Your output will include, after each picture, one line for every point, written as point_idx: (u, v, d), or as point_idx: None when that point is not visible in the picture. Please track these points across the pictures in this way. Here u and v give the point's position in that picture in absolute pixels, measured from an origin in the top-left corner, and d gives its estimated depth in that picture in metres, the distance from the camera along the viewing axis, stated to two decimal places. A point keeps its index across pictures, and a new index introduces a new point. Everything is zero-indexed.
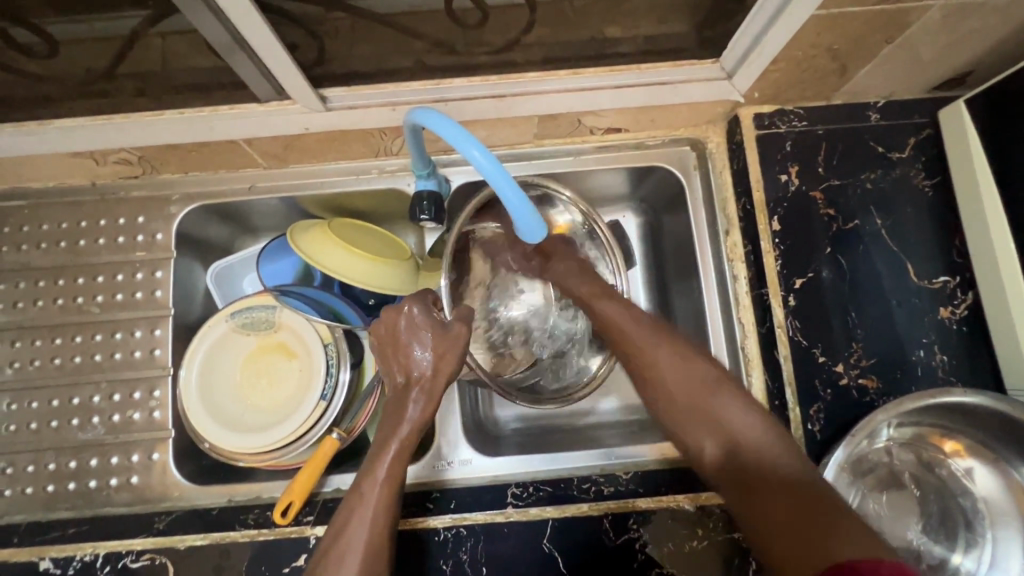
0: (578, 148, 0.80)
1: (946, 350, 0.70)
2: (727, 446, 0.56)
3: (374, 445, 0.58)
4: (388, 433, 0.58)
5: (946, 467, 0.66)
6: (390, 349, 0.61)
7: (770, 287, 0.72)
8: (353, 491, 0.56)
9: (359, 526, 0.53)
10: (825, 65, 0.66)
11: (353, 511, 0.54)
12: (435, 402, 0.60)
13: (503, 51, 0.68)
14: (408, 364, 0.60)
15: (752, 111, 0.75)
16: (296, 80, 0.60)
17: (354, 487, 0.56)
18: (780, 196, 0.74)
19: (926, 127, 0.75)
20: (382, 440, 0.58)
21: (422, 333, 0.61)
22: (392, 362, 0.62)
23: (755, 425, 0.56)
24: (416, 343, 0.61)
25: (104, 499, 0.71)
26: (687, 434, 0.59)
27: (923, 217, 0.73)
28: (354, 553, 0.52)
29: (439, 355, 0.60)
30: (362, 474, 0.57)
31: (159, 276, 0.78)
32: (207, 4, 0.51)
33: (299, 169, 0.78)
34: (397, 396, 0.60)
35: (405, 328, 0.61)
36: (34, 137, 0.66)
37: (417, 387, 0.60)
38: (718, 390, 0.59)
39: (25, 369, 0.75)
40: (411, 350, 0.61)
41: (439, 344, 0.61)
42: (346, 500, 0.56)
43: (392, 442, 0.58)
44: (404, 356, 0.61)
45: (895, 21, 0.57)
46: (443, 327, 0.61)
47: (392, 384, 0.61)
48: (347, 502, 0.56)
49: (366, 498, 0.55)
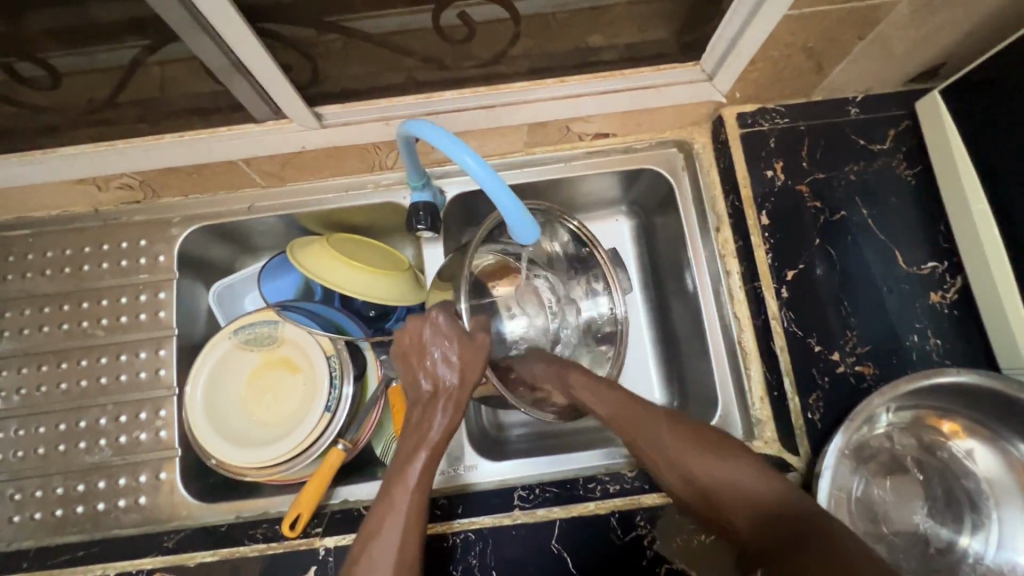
0: (568, 155, 0.82)
1: (940, 334, 0.71)
2: (767, 517, 0.50)
3: (401, 454, 0.57)
4: (415, 442, 0.57)
5: (947, 449, 0.67)
6: (414, 356, 0.61)
7: (762, 280, 0.73)
8: (381, 500, 0.54)
9: (392, 532, 0.52)
10: (802, 64, 0.68)
11: (383, 519, 0.53)
12: (461, 410, 0.59)
13: (491, 63, 0.70)
14: (434, 372, 0.59)
15: (734, 110, 0.77)
16: (293, 100, 0.62)
17: (383, 495, 0.55)
18: (767, 191, 0.76)
19: (904, 119, 0.77)
20: (409, 449, 0.57)
21: (447, 339, 0.60)
22: (415, 372, 0.60)
23: (780, 487, 0.51)
24: (441, 349, 0.60)
25: (113, 521, 0.71)
26: (717, 515, 0.53)
27: (907, 204, 0.75)
28: (389, 560, 0.50)
29: (465, 362, 0.60)
30: (390, 483, 0.55)
31: (162, 297, 0.79)
32: (206, 30, 0.53)
33: (296, 187, 0.80)
34: (422, 404, 0.59)
35: (430, 334, 0.60)
36: (38, 167, 0.68)
37: (444, 395, 0.59)
38: (733, 454, 0.54)
39: (31, 395, 0.76)
40: (437, 356, 0.60)
41: (464, 352, 0.60)
42: (375, 509, 0.54)
43: (421, 450, 0.56)
44: (429, 363, 0.60)
45: (866, 17, 0.60)
46: (467, 336, 0.61)
47: (416, 394, 0.60)
48: (374, 511, 0.54)
49: (396, 506, 0.54)
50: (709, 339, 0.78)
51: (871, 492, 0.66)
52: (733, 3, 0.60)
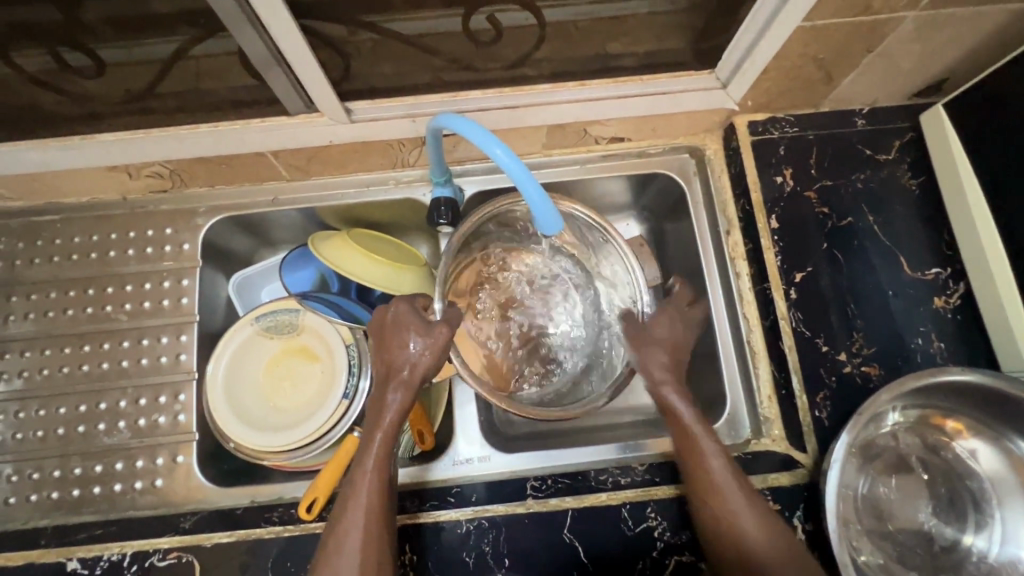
0: (584, 158, 0.85)
1: (943, 337, 0.73)
2: None
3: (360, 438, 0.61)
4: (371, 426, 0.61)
5: (951, 449, 0.68)
6: (377, 341, 0.63)
7: (771, 282, 0.75)
8: (347, 485, 0.59)
9: (354, 516, 0.57)
10: (812, 74, 0.71)
11: (348, 501, 0.58)
12: (411, 392, 0.61)
13: (514, 66, 0.73)
14: (391, 359, 0.62)
15: (746, 119, 0.80)
16: (326, 94, 0.65)
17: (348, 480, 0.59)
18: (777, 196, 0.78)
19: (909, 131, 0.80)
20: (366, 434, 0.61)
21: (407, 328, 0.62)
22: (378, 356, 0.63)
23: None
24: (402, 337, 0.62)
25: (129, 503, 0.72)
26: None
27: (912, 212, 0.77)
28: (354, 539, 0.56)
29: (421, 351, 0.61)
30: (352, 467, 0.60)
31: (185, 284, 0.81)
32: (253, 23, 0.56)
33: (319, 182, 0.83)
34: (379, 387, 0.62)
35: (391, 321, 0.63)
36: (76, 154, 0.70)
37: (399, 379, 0.61)
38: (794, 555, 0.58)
39: (53, 376, 0.77)
40: (396, 344, 0.62)
41: (424, 339, 0.61)
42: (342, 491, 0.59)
43: (376, 432, 0.60)
44: (388, 351, 0.62)
45: (875, 31, 0.63)
46: (426, 327, 0.62)
47: (377, 376, 0.63)
48: (342, 495, 0.59)
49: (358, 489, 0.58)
50: (719, 340, 0.80)
51: (876, 490, 0.67)
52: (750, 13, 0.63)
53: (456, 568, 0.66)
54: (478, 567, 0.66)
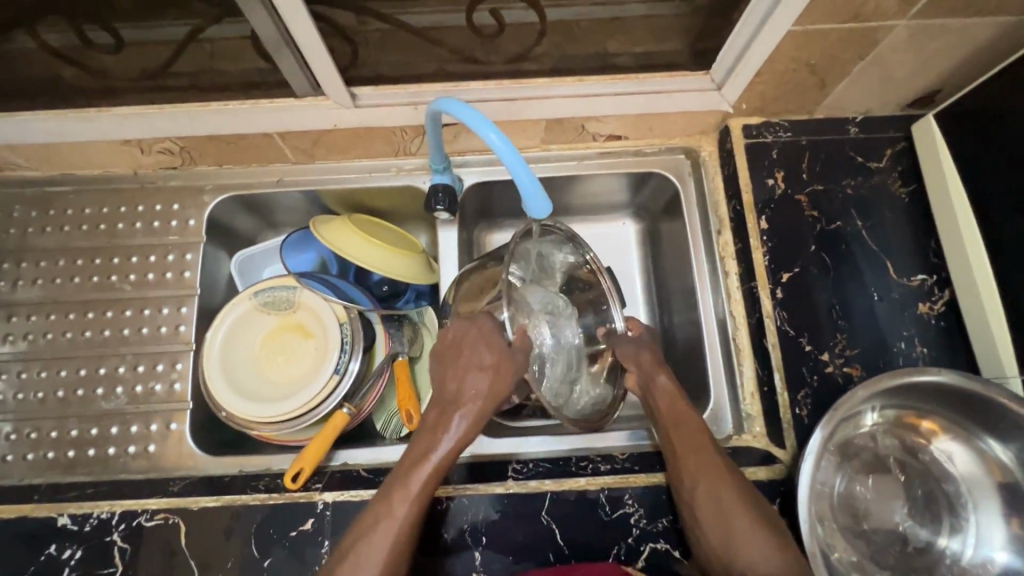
0: (582, 154, 0.87)
1: (926, 343, 0.74)
2: None
3: (411, 456, 0.62)
4: (426, 445, 0.62)
5: (929, 451, 0.69)
6: (451, 354, 0.64)
7: (758, 280, 0.76)
8: (387, 497, 0.60)
9: (387, 530, 0.59)
10: (806, 79, 0.73)
11: (381, 517, 0.59)
12: (475, 419, 0.62)
13: (516, 61, 0.76)
14: (462, 379, 0.63)
15: (741, 122, 0.82)
16: (333, 77, 0.67)
17: (386, 495, 0.60)
18: (768, 198, 0.79)
19: (900, 141, 0.81)
20: (419, 453, 0.62)
21: (483, 349, 0.64)
22: (448, 372, 0.64)
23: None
24: (477, 355, 0.63)
25: (122, 466, 0.74)
26: None
27: (901, 219, 0.79)
28: (378, 551, 0.58)
29: (496, 375, 0.63)
30: (396, 482, 0.61)
31: (189, 258, 0.83)
32: (264, 4, 0.58)
33: (323, 166, 0.85)
34: (442, 407, 0.64)
35: (472, 337, 0.64)
36: (91, 126, 0.73)
37: (467, 405, 0.63)
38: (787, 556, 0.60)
39: (56, 340, 0.79)
40: (470, 362, 0.63)
41: (497, 367, 0.63)
42: (377, 500, 0.61)
43: (430, 455, 0.61)
44: (460, 369, 0.64)
45: (866, 38, 0.65)
46: (506, 350, 0.63)
47: (443, 389, 0.64)
48: (377, 506, 0.60)
49: (396, 505, 0.60)
50: (705, 337, 0.81)
51: (852, 488, 0.68)
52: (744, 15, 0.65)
53: (434, 544, 0.67)
54: (456, 544, 0.67)
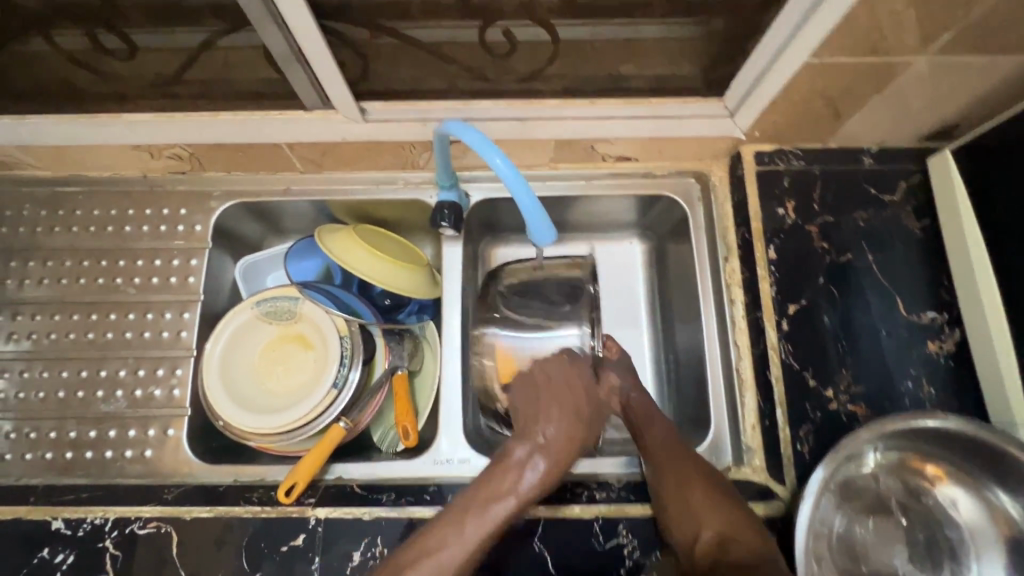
0: (591, 174, 0.87)
1: (934, 383, 0.72)
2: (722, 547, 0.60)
3: (498, 475, 0.64)
4: (517, 473, 0.63)
5: (933, 496, 0.67)
6: (545, 393, 0.70)
7: (764, 311, 0.75)
8: (468, 506, 0.61)
9: (469, 534, 0.59)
10: (820, 109, 0.72)
11: (466, 523, 0.60)
12: (559, 464, 0.65)
13: (527, 80, 0.75)
14: (557, 417, 0.68)
15: (753, 148, 0.81)
16: (343, 92, 0.67)
17: (470, 503, 0.61)
18: (777, 228, 0.78)
19: (915, 174, 0.80)
20: (505, 477, 0.63)
21: (577, 394, 0.71)
22: (538, 415, 0.68)
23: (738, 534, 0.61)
24: (573, 399, 0.70)
25: (118, 470, 0.74)
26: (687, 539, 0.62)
27: (914, 254, 0.77)
28: (459, 554, 0.58)
29: (585, 420, 0.70)
30: (480, 494, 0.62)
31: (193, 264, 0.84)
32: (275, 20, 0.58)
33: (330, 176, 0.85)
34: (532, 437, 0.66)
35: (567, 381, 0.71)
36: (102, 130, 0.73)
37: (557, 440, 0.67)
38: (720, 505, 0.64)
39: (59, 341, 0.80)
40: (563, 403, 0.69)
41: (582, 417, 0.69)
42: (439, 526, 0.60)
43: (520, 480, 0.63)
44: (553, 406, 0.69)
45: (884, 72, 0.64)
46: (595, 401, 0.72)
47: (530, 430, 0.67)
48: (458, 512, 0.61)
49: (479, 513, 0.61)
50: (708, 365, 0.81)
51: (852, 530, 0.67)
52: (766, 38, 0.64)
53: None
54: None
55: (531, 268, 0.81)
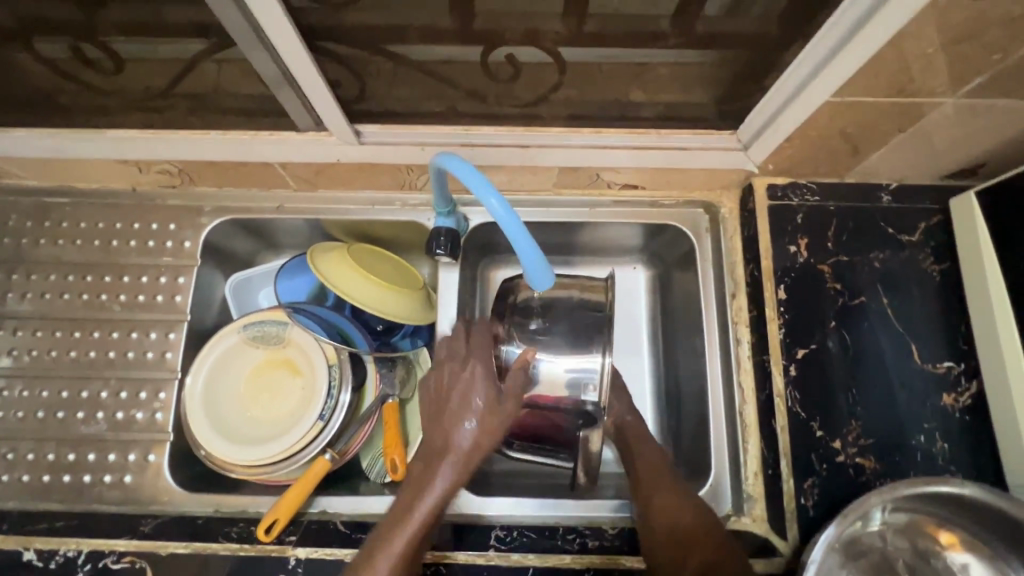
0: (595, 200, 0.83)
1: (948, 438, 0.69)
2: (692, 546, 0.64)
3: (404, 500, 0.62)
4: (412, 494, 0.62)
5: (942, 560, 0.64)
6: (441, 404, 0.66)
7: (771, 354, 0.72)
8: (382, 535, 0.60)
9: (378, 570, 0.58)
10: (839, 146, 0.68)
11: (375, 555, 0.58)
12: (465, 465, 0.63)
13: (531, 105, 0.71)
14: (452, 433, 0.64)
15: (766, 181, 0.77)
16: (336, 115, 0.64)
17: (381, 530, 0.61)
18: (788, 266, 0.75)
19: (936, 214, 0.76)
20: (403, 502, 0.62)
21: (474, 398, 0.65)
22: (439, 424, 0.65)
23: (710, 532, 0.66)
24: (466, 406, 0.65)
25: (96, 496, 0.72)
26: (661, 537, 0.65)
27: (931, 300, 0.73)
28: None
29: (488, 425, 0.64)
30: (389, 522, 0.61)
31: (181, 282, 0.81)
32: (263, 42, 0.55)
33: (325, 194, 0.82)
34: (426, 459, 0.64)
35: (460, 381, 0.66)
36: (89, 144, 0.71)
37: (454, 455, 0.63)
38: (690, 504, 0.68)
39: (41, 358, 0.77)
40: (459, 415, 0.65)
41: (489, 411, 0.65)
42: (367, 547, 0.60)
43: (419, 503, 0.61)
44: (449, 420, 0.65)
45: (909, 113, 0.60)
46: (495, 399, 0.65)
47: (438, 438, 0.64)
48: (374, 541, 0.60)
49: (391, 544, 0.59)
50: (710, 406, 0.77)
51: None
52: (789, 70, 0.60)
53: None
54: None
55: (564, 286, 0.71)
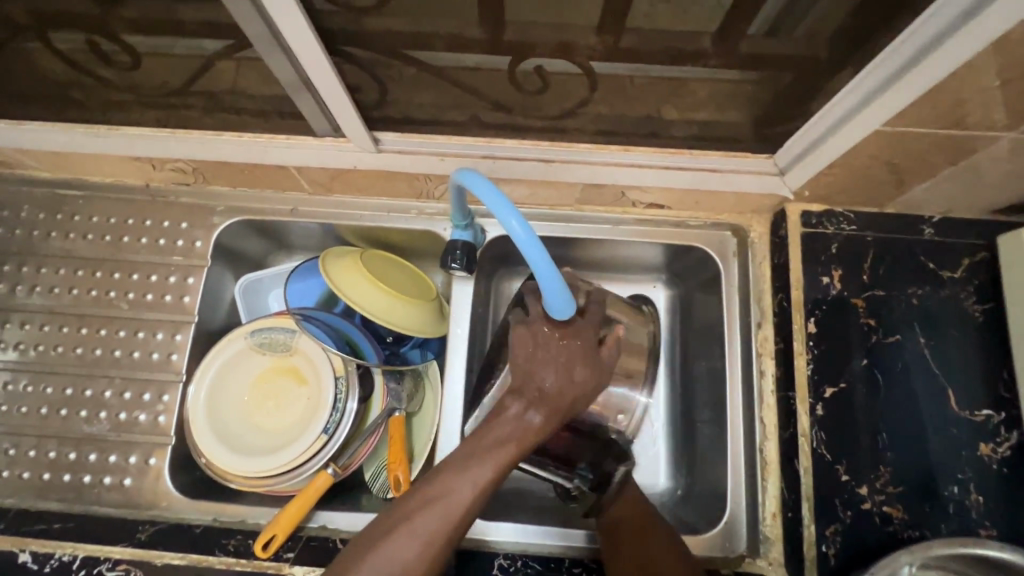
0: (619, 218, 0.80)
1: (983, 490, 0.64)
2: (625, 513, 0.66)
3: (482, 440, 0.54)
4: (502, 436, 0.54)
5: None
6: (544, 353, 0.56)
7: (797, 391, 0.69)
8: (444, 474, 0.52)
9: (436, 512, 0.50)
10: (881, 176, 0.64)
11: (436, 497, 0.50)
12: (559, 417, 0.56)
13: (557, 118, 0.68)
14: (555, 385, 0.56)
15: (800, 207, 0.74)
16: (353, 121, 0.62)
17: (445, 471, 0.52)
18: (820, 298, 0.71)
19: (981, 249, 0.71)
20: (483, 446, 0.54)
21: (582, 360, 0.57)
22: (544, 366, 0.56)
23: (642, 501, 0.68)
24: (574, 362, 0.56)
25: (95, 497, 0.71)
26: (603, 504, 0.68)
27: (972, 342, 0.69)
28: (421, 533, 0.49)
29: (589, 386, 0.57)
30: (455, 464, 0.52)
31: (190, 282, 0.79)
32: (280, 46, 0.53)
33: (340, 199, 0.80)
34: (521, 403, 0.56)
35: (569, 338, 0.57)
36: (105, 139, 0.70)
37: (551, 405, 0.56)
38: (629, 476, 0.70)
39: (47, 353, 0.76)
40: (566, 368, 0.56)
41: (595, 369, 0.58)
42: (441, 470, 0.52)
43: (500, 449, 0.53)
44: (554, 369, 0.56)
45: (962, 146, 0.55)
46: (597, 366, 0.58)
47: (534, 377, 0.56)
48: (433, 480, 0.51)
49: (454, 486, 0.51)
50: (728, 439, 0.74)
51: None
52: (842, 89, 0.56)
53: None
54: None
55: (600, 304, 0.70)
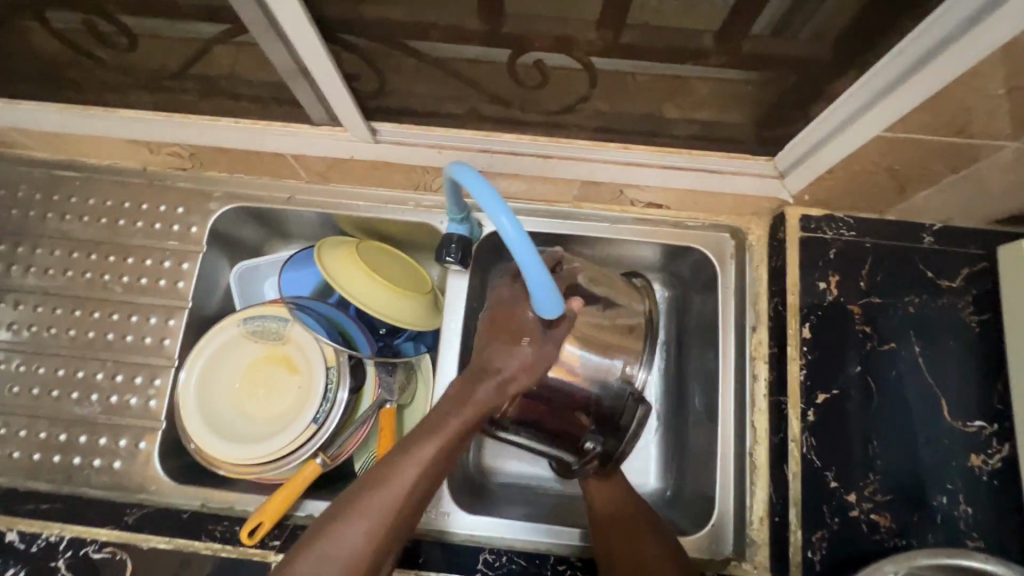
0: (617, 216, 0.80)
1: (973, 502, 0.64)
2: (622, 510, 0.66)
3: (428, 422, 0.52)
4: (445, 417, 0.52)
5: None
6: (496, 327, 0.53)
7: (789, 397, 0.68)
8: (390, 460, 0.51)
9: (378, 500, 0.49)
10: (883, 181, 0.63)
11: (380, 483, 0.50)
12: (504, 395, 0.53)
13: (556, 114, 0.68)
14: (497, 362, 0.53)
15: (799, 211, 0.73)
16: (349, 109, 0.62)
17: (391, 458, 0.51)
18: (816, 303, 0.70)
19: (981, 259, 0.70)
20: (429, 427, 0.52)
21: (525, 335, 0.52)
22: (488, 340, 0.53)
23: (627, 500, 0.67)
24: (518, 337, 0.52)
25: (84, 479, 0.71)
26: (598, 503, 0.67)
27: (967, 353, 0.68)
28: (365, 524, 0.49)
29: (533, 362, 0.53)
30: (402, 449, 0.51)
31: (185, 267, 0.79)
32: (277, 30, 0.53)
33: (337, 188, 0.79)
34: (468, 379, 0.53)
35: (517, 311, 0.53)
36: (102, 121, 0.70)
37: (494, 383, 0.53)
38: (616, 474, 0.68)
39: (40, 334, 0.77)
40: (507, 344, 0.53)
41: (540, 344, 0.53)
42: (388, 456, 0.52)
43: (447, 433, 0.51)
44: (497, 345, 0.53)
45: (964, 154, 0.54)
46: (544, 341, 0.53)
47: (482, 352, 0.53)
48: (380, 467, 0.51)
49: (399, 473, 0.50)
50: (719, 441, 0.74)
51: None
52: (845, 93, 0.56)
53: None
54: None
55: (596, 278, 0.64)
